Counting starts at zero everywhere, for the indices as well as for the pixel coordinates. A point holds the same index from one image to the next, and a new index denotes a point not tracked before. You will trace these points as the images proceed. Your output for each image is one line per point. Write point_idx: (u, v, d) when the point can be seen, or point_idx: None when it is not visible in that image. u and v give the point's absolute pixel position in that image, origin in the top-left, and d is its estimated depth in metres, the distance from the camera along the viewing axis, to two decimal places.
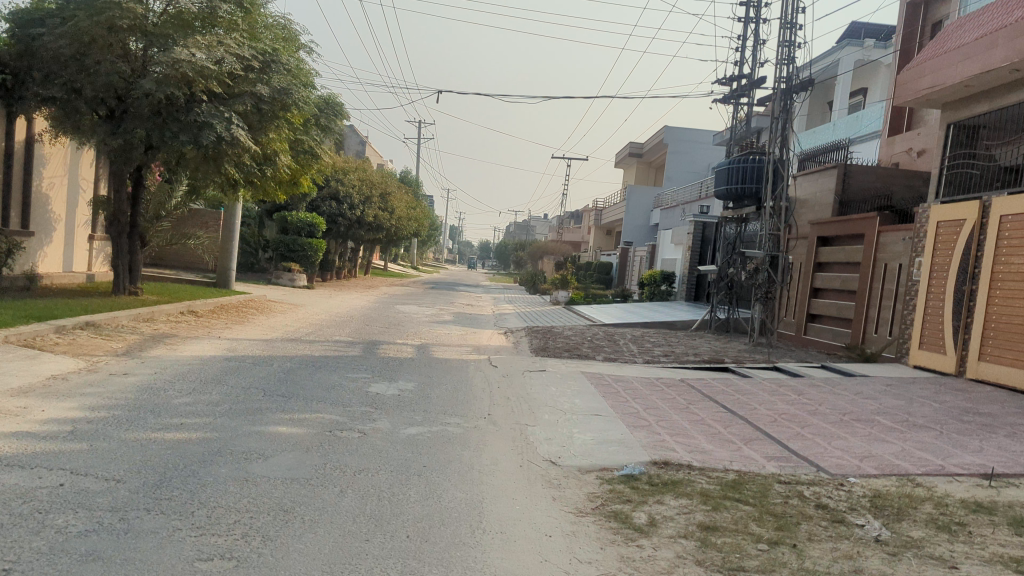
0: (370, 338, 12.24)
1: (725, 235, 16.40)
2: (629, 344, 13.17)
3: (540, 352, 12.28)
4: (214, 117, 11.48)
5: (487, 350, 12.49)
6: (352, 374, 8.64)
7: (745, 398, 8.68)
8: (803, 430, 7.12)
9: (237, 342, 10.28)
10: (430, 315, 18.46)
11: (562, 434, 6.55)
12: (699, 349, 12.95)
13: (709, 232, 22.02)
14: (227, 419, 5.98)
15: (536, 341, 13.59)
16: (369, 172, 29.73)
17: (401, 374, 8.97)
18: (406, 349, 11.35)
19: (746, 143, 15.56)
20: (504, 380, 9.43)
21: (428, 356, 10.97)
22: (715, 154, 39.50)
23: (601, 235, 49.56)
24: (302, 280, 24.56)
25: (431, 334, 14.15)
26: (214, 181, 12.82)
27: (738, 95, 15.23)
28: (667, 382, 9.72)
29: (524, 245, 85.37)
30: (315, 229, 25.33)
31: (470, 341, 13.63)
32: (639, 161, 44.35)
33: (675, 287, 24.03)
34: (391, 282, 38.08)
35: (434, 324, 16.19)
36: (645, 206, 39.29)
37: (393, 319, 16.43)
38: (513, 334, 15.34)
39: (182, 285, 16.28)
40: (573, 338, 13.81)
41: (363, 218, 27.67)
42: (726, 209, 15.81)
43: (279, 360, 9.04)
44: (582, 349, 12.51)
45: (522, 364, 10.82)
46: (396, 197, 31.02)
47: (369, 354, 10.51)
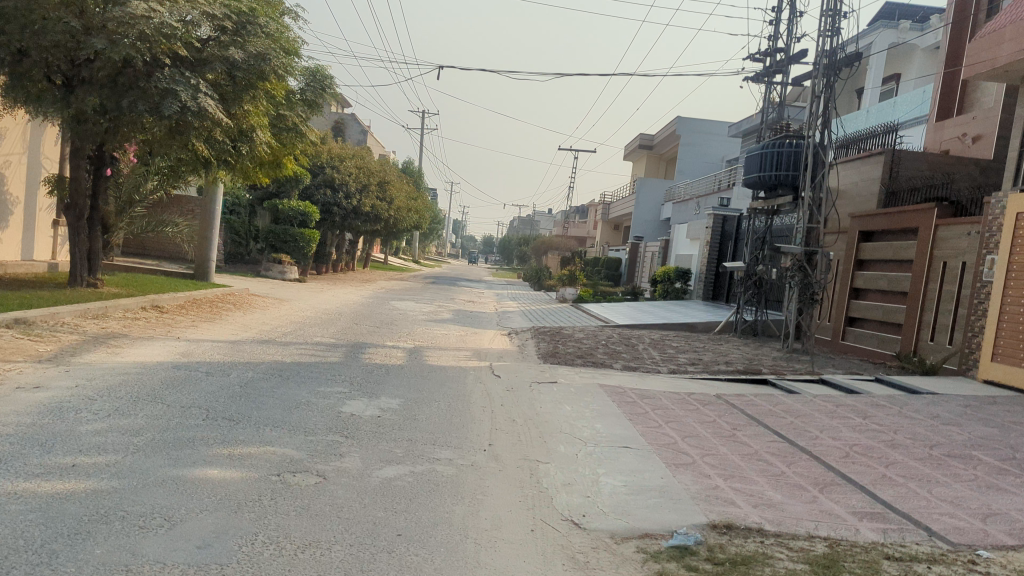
0: (355, 341, 10.75)
1: (754, 229, 14.88)
2: (650, 349, 11.67)
3: (549, 357, 10.78)
4: (177, 83, 9.98)
5: (490, 355, 11.02)
6: (326, 386, 7.15)
7: (801, 421, 7.20)
8: (887, 471, 5.62)
9: (198, 345, 8.81)
10: (427, 313, 16.95)
11: (583, 477, 5.06)
12: (729, 356, 11.45)
13: (729, 226, 20.53)
14: (141, 459, 4.47)
15: (544, 344, 12.09)
16: (367, 159, 28.17)
17: (386, 387, 7.49)
18: (395, 354, 9.86)
19: (778, 126, 14.04)
20: (510, 394, 7.94)
21: (421, 363, 9.48)
22: (729, 146, 38.00)
23: (608, 230, 48.06)
24: (294, 272, 23.07)
25: (427, 335, 12.66)
26: (182, 158, 11.31)
27: (771, 71, 13.71)
28: (701, 398, 8.23)
29: (528, 239, 83.85)
30: (308, 218, 23.83)
31: (471, 343, 12.14)
32: (649, 153, 42.83)
33: (690, 285, 22.53)
34: (390, 276, 36.55)
35: (431, 323, 14.70)
36: (655, 200, 37.78)
37: (386, 317, 14.95)
38: (518, 335, 13.84)
39: (154, 277, 14.79)
40: (584, 341, 12.33)
41: (359, 208, 26.15)
42: (756, 200, 14.29)
43: (241, 369, 7.54)
44: (598, 355, 11.01)
45: (530, 373, 9.33)
46: (395, 186, 29.48)
47: (352, 360, 9.01)
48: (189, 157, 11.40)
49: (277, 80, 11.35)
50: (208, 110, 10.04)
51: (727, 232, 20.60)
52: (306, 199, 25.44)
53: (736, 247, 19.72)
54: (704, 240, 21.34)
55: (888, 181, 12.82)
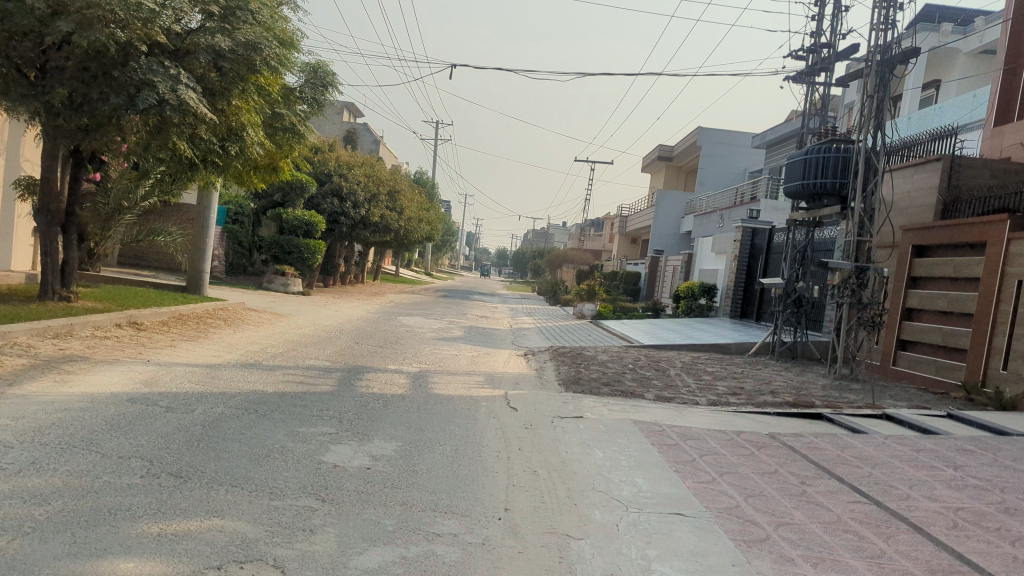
0: (354, 364, 9.57)
1: (794, 243, 13.62)
2: (683, 376, 10.43)
3: (571, 384, 9.57)
4: (154, 73, 8.89)
5: (506, 380, 9.81)
6: (309, 425, 5.96)
7: (881, 473, 5.97)
8: (1016, 552, 4.38)
9: (169, 370, 7.65)
10: (437, 330, 15.76)
11: (628, 564, 3.83)
12: (773, 384, 10.21)
13: (759, 239, 19.34)
14: (31, 545, 3.27)
15: (564, 368, 10.88)
16: (376, 167, 27.06)
17: (381, 424, 6.29)
18: (397, 381, 8.66)
19: (822, 129, 12.85)
20: (527, 433, 6.73)
21: (426, 392, 8.27)
22: (752, 157, 36.75)
23: (625, 243, 46.78)
24: (298, 285, 21.97)
25: (436, 356, 11.46)
26: (163, 158, 10.21)
27: (809, 71, 12.57)
28: (753, 440, 6.99)
29: (543, 252, 82.66)
30: (313, 228, 22.73)
31: (484, 366, 10.94)
32: (669, 164, 41.61)
33: (716, 302, 21.28)
34: (401, 289, 35.44)
35: (440, 343, 13.51)
36: (676, 212, 36.58)
37: (392, 335, 13.77)
38: (535, 356, 12.62)
39: (141, 290, 13.69)
40: (608, 364, 11.11)
41: (367, 218, 24.96)
42: (797, 211, 13.05)
43: (209, 402, 6.36)
44: (626, 381, 9.78)
45: (551, 405, 8.11)
46: (406, 196, 28.35)
47: (345, 389, 7.82)
48: (172, 158, 10.30)
49: (271, 73, 10.23)
50: (189, 103, 8.94)
51: (757, 246, 19.39)
52: (312, 208, 24.35)
53: (768, 261, 18.51)
54: (732, 255, 20.14)
55: (947, 191, 11.60)
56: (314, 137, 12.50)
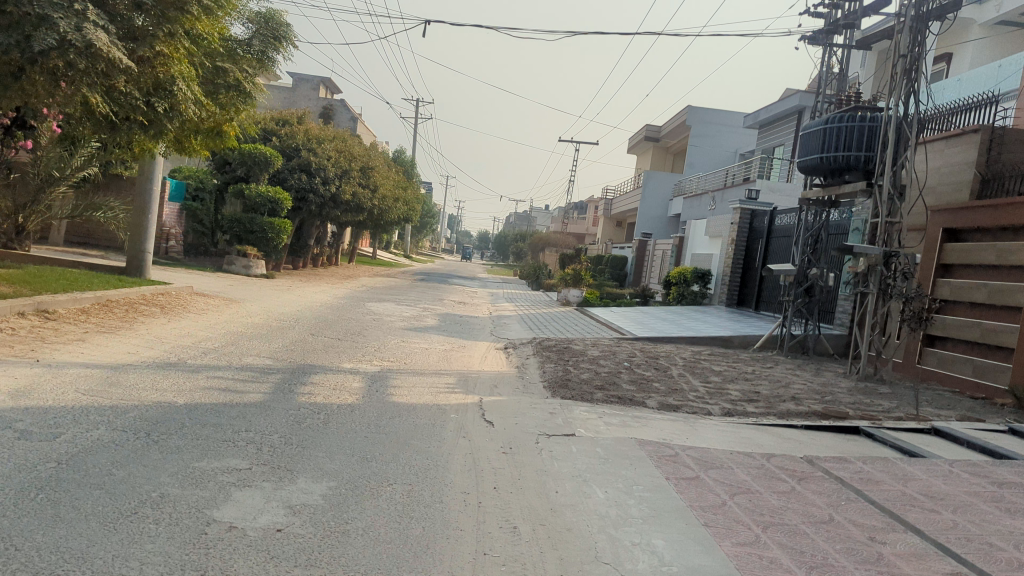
0: (300, 363, 8.05)
1: (805, 225, 12.19)
2: (688, 377, 9.00)
3: (559, 388, 8.10)
4: (55, 7, 7.30)
5: (483, 382, 8.32)
6: (215, 459, 4.44)
7: (966, 522, 4.55)
8: None
9: (58, 373, 6.11)
10: (407, 318, 14.24)
11: None
12: (792, 388, 8.80)
13: (758, 222, 17.99)
14: None
15: (549, 367, 9.41)
16: (349, 142, 25.37)
17: (312, 453, 4.78)
18: (350, 386, 7.15)
19: (842, 96, 11.35)
20: (505, 460, 5.24)
21: (384, 400, 6.78)
22: (742, 138, 35.33)
23: (610, 226, 45.35)
24: (260, 267, 20.38)
25: (401, 351, 9.96)
26: (77, 114, 8.61)
27: (827, 31, 11.07)
28: (789, 470, 5.55)
29: (525, 235, 81.13)
30: (278, 205, 21.11)
31: (457, 364, 9.44)
32: (656, 145, 40.15)
33: (711, 289, 19.92)
34: (376, 272, 33.86)
35: (409, 333, 12.00)
36: (664, 194, 35.15)
37: (356, 325, 12.24)
38: (516, 351, 11.12)
39: (71, 272, 12.05)
40: (600, 362, 9.67)
41: (338, 195, 23.31)
42: (811, 190, 11.57)
43: (85, 424, 4.82)
44: (622, 384, 8.34)
45: (534, 417, 6.64)
46: (381, 173, 26.70)
47: (281, 397, 6.30)
48: (89, 115, 8.69)
49: (207, 14, 8.61)
50: (98, 46, 7.36)
51: (756, 230, 18.06)
52: (278, 184, 22.65)
53: (768, 246, 17.14)
54: (728, 240, 18.80)
55: (985, 166, 10.21)
56: (263, 97, 10.87)
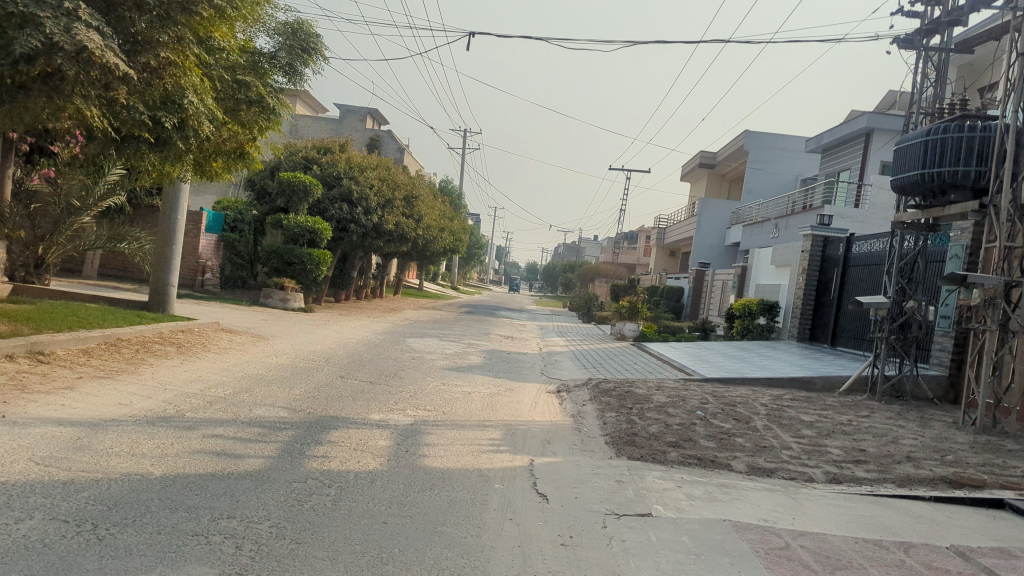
0: (319, 414, 6.89)
1: (901, 251, 10.74)
2: (776, 430, 7.63)
3: (626, 445, 6.79)
4: (41, 5, 6.34)
5: (534, 437, 7.08)
6: (170, 569, 3.24)
7: None
8: None
9: (16, 433, 5.02)
10: (450, 355, 13.10)
11: None
12: (904, 443, 7.36)
13: (832, 250, 16.54)
14: None
15: (611, 417, 8.12)
16: (392, 170, 24.50)
17: (308, 554, 3.57)
18: (374, 445, 5.96)
19: (941, 106, 9.97)
20: (564, 557, 3.98)
21: (414, 463, 5.57)
22: (804, 163, 33.73)
23: (663, 256, 43.91)
24: (299, 300, 19.63)
25: (441, 397, 8.77)
26: (78, 131, 7.68)
27: (925, 31, 9.74)
28: (941, 570, 4.19)
29: (574, 267, 79.95)
30: (318, 236, 20.23)
31: (503, 413, 8.22)
32: (711, 172, 38.74)
33: (779, 323, 18.43)
34: (422, 304, 32.89)
35: (452, 374, 10.84)
36: (720, 222, 33.68)
37: (393, 364, 11.13)
38: (571, 395, 9.84)
39: (89, 307, 11.16)
40: (669, 411, 8.35)
41: (380, 226, 22.38)
42: (910, 212, 10.05)
43: (15, 512, 3.67)
44: (700, 440, 7.00)
45: (599, 487, 5.35)
46: (426, 203, 25.75)
47: (287, 462, 5.12)
48: (90, 131, 7.74)
49: (221, 17, 7.60)
50: (90, 50, 6.36)
51: (830, 258, 16.60)
52: (319, 214, 21.78)
53: (845, 275, 15.67)
54: (799, 269, 17.38)
55: None
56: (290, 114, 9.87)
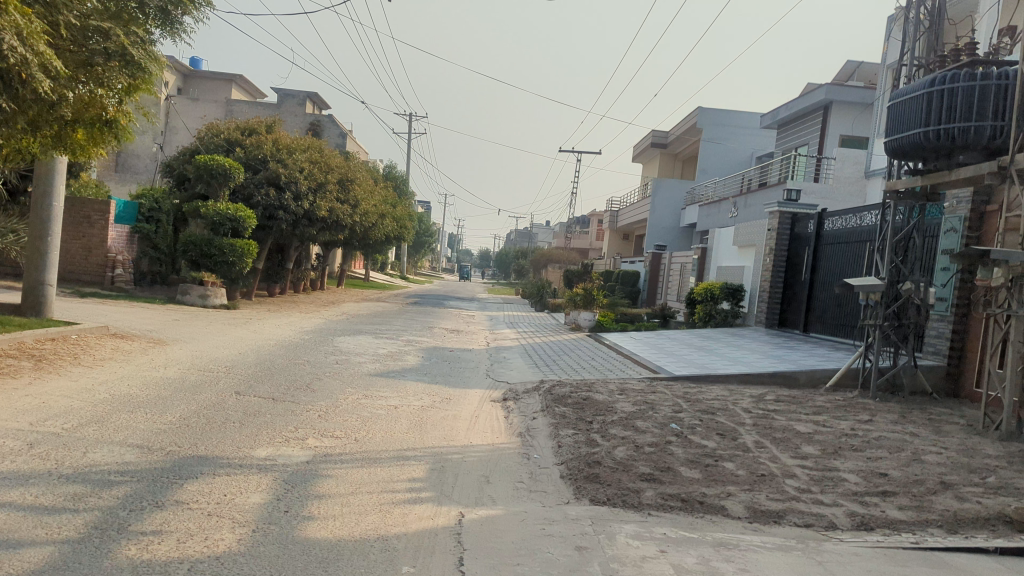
0: (180, 455, 5.19)
1: (895, 226, 9.34)
2: (771, 449, 6.12)
3: (587, 481, 5.21)
4: None
5: (467, 473, 5.47)
6: None
7: None
8: None
9: None
10: (380, 357, 11.43)
11: None
12: (928, 461, 5.92)
13: (801, 228, 15.25)
14: None
15: (566, 437, 6.55)
16: (325, 152, 22.66)
17: None
18: (240, 504, 4.29)
19: (943, 56, 8.56)
20: None
21: (289, 535, 3.90)
22: (759, 140, 32.64)
23: (616, 240, 42.66)
24: (220, 296, 17.89)
25: (357, 416, 7.11)
26: None
27: None
28: None
29: (527, 253, 78.50)
30: (240, 225, 18.26)
31: (433, 435, 6.60)
32: (664, 151, 37.46)
33: (744, 307, 17.13)
34: (366, 296, 31.03)
35: (378, 381, 9.19)
36: (675, 203, 32.46)
37: (309, 371, 9.43)
38: (519, 406, 8.25)
39: None
40: (638, 426, 6.81)
41: (312, 212, 20.55)
42: (911, 176, 8.58)
43: None
44: (682, 470, 5.46)
45: (554, 564, 3.75)
46: (363, 187, 23.94)
47: (87, 552, 3.42)
48: None
49: None
50: None
51: (798, 236, 15.33)
52: (244, 200, 19.89)
53: (816, 255, 14.38)
54: (765, 250, 16.06)
55: None
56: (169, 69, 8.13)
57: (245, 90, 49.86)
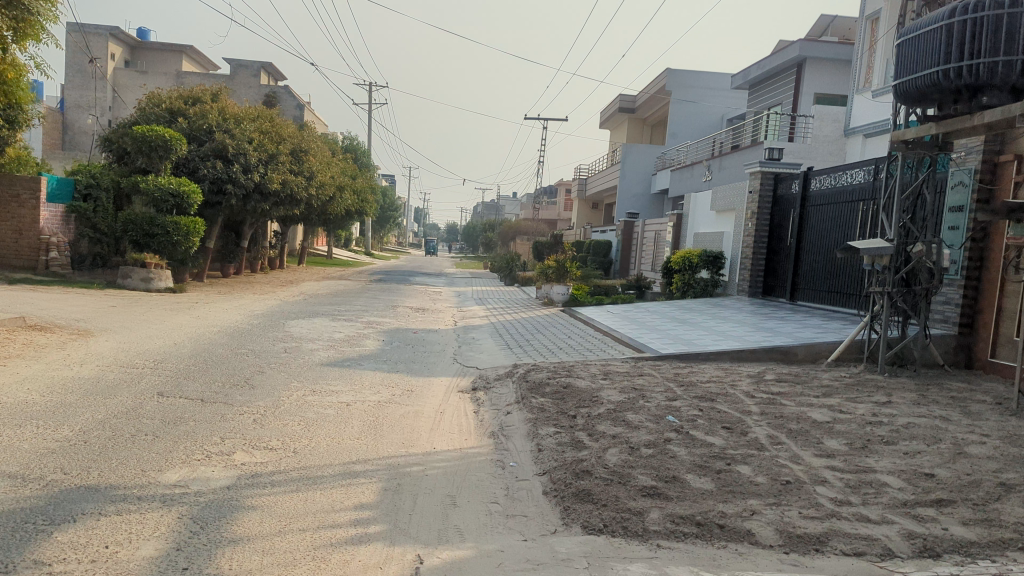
0: (62, 487, 4.10)
1: (903, 181, 8.38)
2: (790, 446, 5.17)
3: (577, 501, 4.22)
4: None
5: (429, 493, 4.45)
6: None
7: None
8: None
9: None
10: (336, 342, 10.34)
11: None
12: (976, 454, 5.01)
13: (784, 189, 14.34)
14: None
15: (546, 438, 5.55)
16: (276, 121, 21.32)
17: None
18: (119, 562, 3.23)
19: None
20: None
21: None
22: (729, 102, 31.71)
23: (585, 209, 41.69)
24: (164, 279, 16.62)
25: (300, 419, 6.04)
26: None
27: None
28: None
29: (495, 224, 77.46)
30: (185, 201, 16.97)
31: (389, 440, 5.56)
32: (632, 116, 36.43)
33: (725, 275, 16.25)
34: (327, 274, 29.77)
35: (330, 372, 8.12)
36: (645, 169, 31.51)
37: (251, 363, 8.32)
38: (490, 397, 7.23)
39: None
40: (629, 420, 5.82)
41: (264, 185, 19.28)
42: (928, 121, 7.61)
43: None
44: (690, 480, 4.48)
45: None
46: (319, 158, 22.65)
47: None
48: None
49: None
50: None
51: (781, 198, 14.42)
52: (189, 174, 18.59)
53: (802, 217, 13.48)
54: (746, 214, 15.14)
55: None
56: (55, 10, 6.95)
57: (197, 62, 47.87)
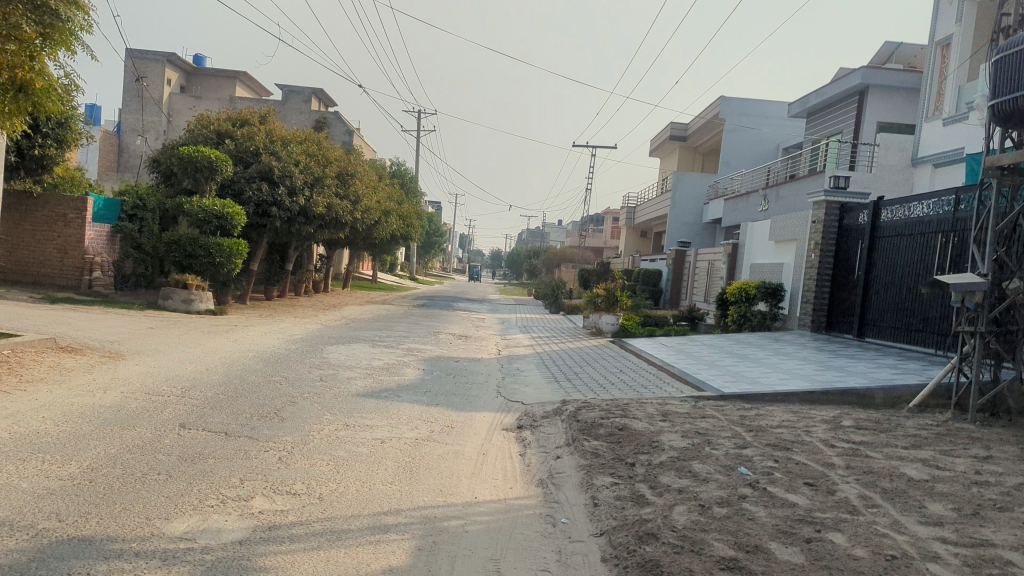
0: (51, 538, 3.57)
1: (998, 211, 7.62)
2: (888, 510, 4.46)
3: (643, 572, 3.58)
4: None
5: (469, 555, 3.85)
6: None
7: None
8: None
9: None
10: (374, 371, 9.82)
11: None
12: None
13: (851, 220, 13.55)
14: None
15: (603, 490, 4.91)
16: (324, 144, 21.16)
17: None
18: None
19: None
20: None
21: None
22: (785, 131, 30.89)
23: (633, 238, 40.98)
24: (205, 301, 16.33)
25: (328, 459, 5.49)
26: None
27: None
28: None
29: (540, 252, 77.03)
30: (228, 222, 16.67)
31: (426, 486, 4.97)
32: (683, 144, 35.74)
33: (785, 308, 15.43)
34: (371, 299, 29.48)
35: (367, 403, 7.59)
36: (697, 198, 30.76)
37: (284, 392, 7.83)
38: (539, 437, 6.60)
39: None
40: (696, 472, 5.15)
41: (309, 208, 18.99)
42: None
43: None
44: (777, 550, 3.81)
45: None
46: (365, 183, 22.43)
47: None
48: None
49: None
50: None
51: (847, 229, 13.63)
52: (234, 195, 18.33)
53: (871, 250, 12.68)
54: (809, 245, 14.36)
55: None
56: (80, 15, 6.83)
57: (250, 87, 48.53)
